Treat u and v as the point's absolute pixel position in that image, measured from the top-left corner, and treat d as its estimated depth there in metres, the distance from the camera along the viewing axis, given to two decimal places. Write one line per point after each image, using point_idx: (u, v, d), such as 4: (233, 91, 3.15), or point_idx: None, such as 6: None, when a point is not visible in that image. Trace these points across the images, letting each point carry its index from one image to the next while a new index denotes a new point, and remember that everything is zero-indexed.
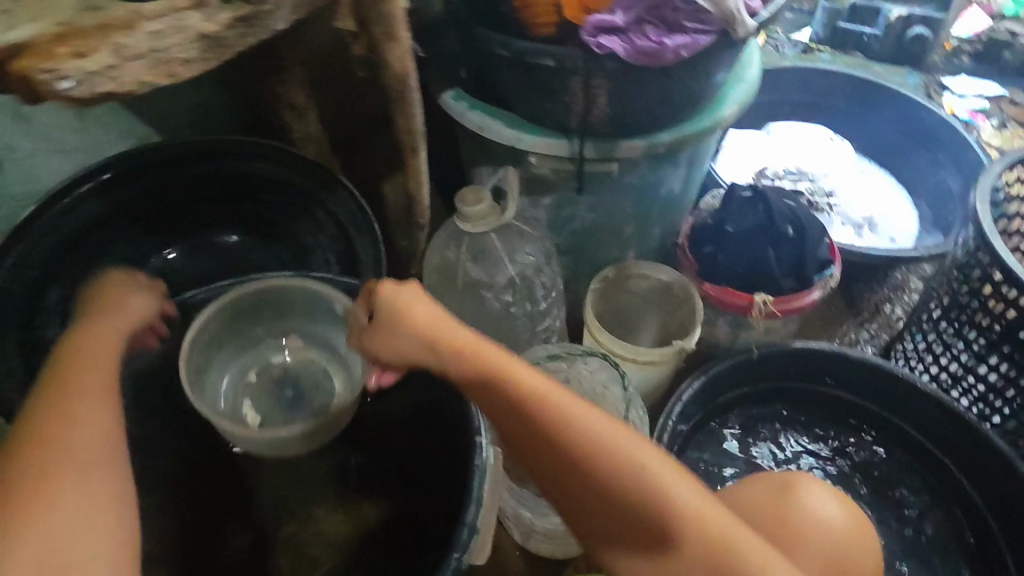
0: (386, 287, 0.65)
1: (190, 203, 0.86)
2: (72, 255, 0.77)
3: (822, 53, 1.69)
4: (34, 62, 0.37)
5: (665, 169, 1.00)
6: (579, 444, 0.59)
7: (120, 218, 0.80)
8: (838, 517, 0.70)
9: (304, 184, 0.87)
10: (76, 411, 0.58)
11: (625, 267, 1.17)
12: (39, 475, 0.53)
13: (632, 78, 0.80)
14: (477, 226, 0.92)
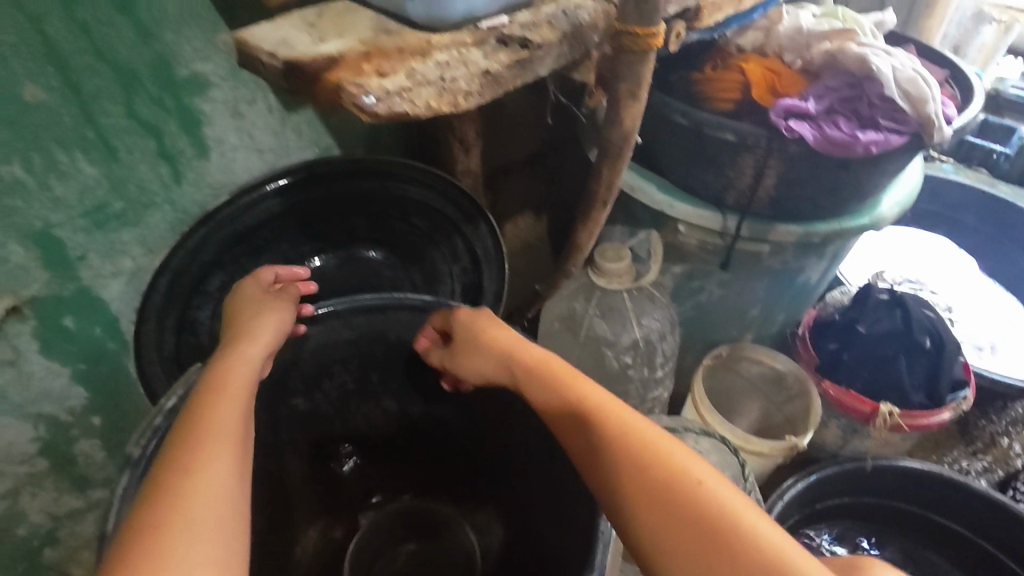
0: (465, 312, 0.70)
1: (350, 219, 0.86)
2: (240, 246, 0.79)
3: (944, 163, 1.60)
4: (346, 76, 0.39)
5: (809, 259, 0.97)
6: (602, 408, 0.56)
7: (287, 223, 0.82)
8: None
9: (452, 215, 0.91)
10: (220, 426, 0.53)
11: (741, 349, 1.13)
12: (160, 525, 0.44)
13: (810, 164, 0.79)
14: (611, 282, 0.91)
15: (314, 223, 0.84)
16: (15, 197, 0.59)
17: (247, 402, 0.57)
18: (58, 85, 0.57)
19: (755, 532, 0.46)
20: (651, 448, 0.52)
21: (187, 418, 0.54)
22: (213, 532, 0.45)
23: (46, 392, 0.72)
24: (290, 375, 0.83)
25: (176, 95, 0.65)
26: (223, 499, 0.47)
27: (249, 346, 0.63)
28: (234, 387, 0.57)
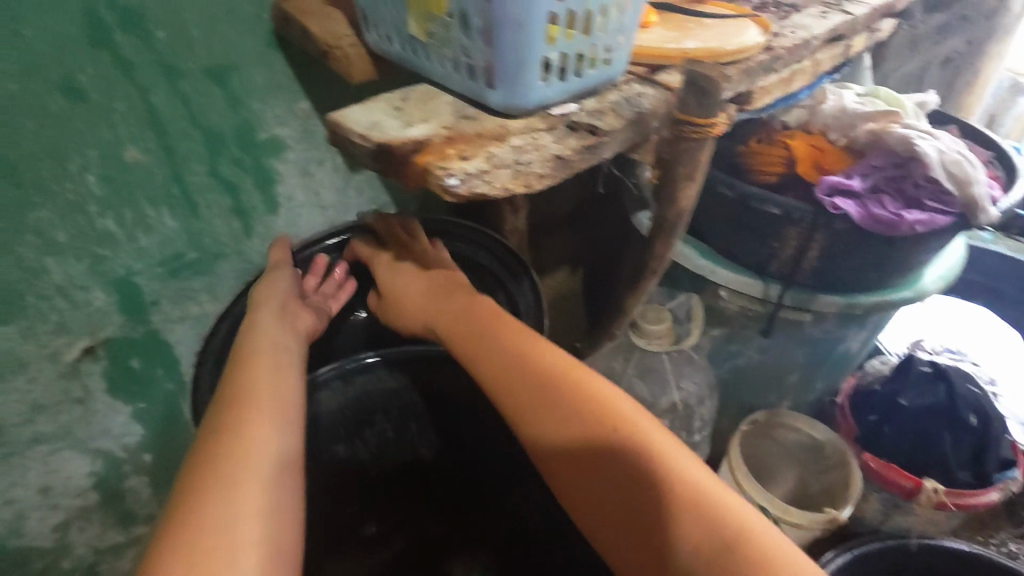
0: (387, 271, 0.77)
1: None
2: None
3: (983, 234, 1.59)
4: (433, 160, 0.42)
5: (851, 328, 0.97)
6: (551, 368, 0.62)
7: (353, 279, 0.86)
8: None
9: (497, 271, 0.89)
10: (255, 399, 0.56)
11: (778, 416, 1.12)
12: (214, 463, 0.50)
13: (854, 239, 0.80)
14: (651, 344, 0.94)
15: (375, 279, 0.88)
16: (105, 247, 0.64)
17: (274, 365, 0.62)
18: (154, 147, 0.62)
19: (680, 470, 0.54)
20: (595, 403, 0.59)
21: (224, 396, 0.57)
22: (262, 486, 0.50)
23: (107, 429, 0.75)
24: (331, 422, 0.83)
25: (255, 156, 0.70)
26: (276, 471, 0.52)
27: (266, 318, 0.67)
28: (259, 357, 0.62)
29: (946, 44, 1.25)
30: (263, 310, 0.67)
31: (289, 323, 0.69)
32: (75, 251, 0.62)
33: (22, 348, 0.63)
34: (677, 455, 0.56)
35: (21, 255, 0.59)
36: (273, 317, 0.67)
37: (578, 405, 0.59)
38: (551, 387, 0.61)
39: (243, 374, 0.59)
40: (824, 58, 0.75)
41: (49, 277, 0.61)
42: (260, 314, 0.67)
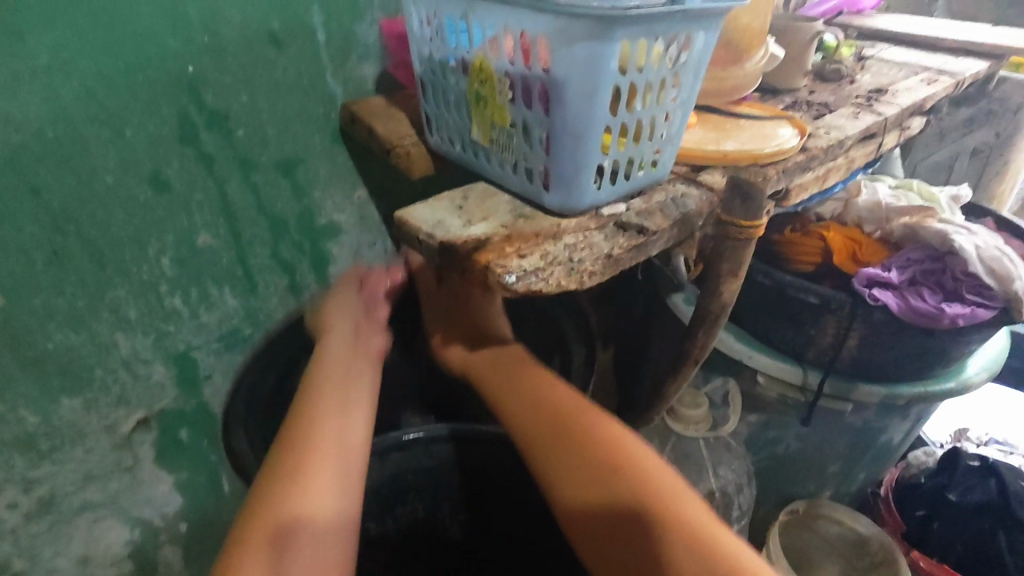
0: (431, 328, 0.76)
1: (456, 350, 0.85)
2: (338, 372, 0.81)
3: None
4: (493, 258, 0.45)
5: (893, 419, 0.95)
6: (568, 413, 0.62)
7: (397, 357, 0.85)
8: None
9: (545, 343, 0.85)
10: (313, 441, 0.56)
11: (817, 505, 1.09)
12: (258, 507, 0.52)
13: (893, 329, 0.80)
14: (688, 428, 0.95)
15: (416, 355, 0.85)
16: (169, 322, 0.67)
17: (340, 391, 0.61)
18: (224, 232, 0.67)
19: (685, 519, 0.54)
20: (608, 445, 0.59)
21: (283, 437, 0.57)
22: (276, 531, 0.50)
23: (150, 499, 0.77)
24: (364, 500, 0.79)
25: (312, 239, 0.74)
26: (321, 529, 0.52)
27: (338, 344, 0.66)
28: (324, 382, 0.62)
29: (972, 136, 1.29)
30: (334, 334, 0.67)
31: (359, 350, 0.67)
32: (143, 326, 0.65)
33: (84, 419, 0.66)
34: (683, 503, 0.55)
35: (96, 330, 0.62)
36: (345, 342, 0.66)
37: (592, 445, 0.59)
38: (567, 429, 0.61)
39: (303, 408, 0.59)
40: (857, 154, 0.78)
41: (117, 351, 0.65)
42: (331, 338, 0.66)
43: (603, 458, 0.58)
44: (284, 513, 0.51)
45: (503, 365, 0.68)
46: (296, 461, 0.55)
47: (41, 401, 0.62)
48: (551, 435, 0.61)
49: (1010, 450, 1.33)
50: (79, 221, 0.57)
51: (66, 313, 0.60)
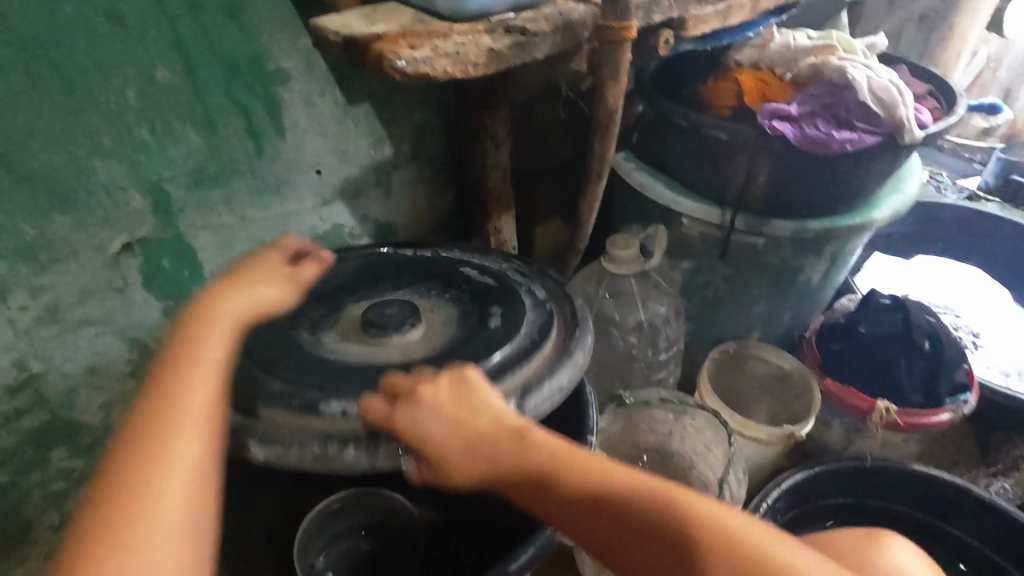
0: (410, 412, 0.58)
1: (376, 271, 0.82)
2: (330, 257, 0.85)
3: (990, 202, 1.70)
4: (386, 48, 0.54)
5: (809, 257, 1.05)
6: (598, 476, 0.56)
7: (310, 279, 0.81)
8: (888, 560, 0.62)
9: (486, 298, 0.76)
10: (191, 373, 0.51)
11: (748, 346, 1.19)
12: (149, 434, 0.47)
13: (795, 162, 0.90)
14: (621, 268, 1.03)
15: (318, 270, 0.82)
16: (141, 153, 0.78)
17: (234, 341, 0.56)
18: (181, 69, 0.76)
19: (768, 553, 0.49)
20: (655, 506, 0.53)
21: (162, 365, 0.52)
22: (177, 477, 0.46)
23: (141, 322, 0.90)
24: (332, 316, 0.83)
25: (265, 83, 0.83)
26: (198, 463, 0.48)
27: (223, 325, 0.56)
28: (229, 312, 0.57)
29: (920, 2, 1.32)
30: (227, 297, 0.58)
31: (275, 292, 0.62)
32: (117, 154, 0.76)
33: (75, 237, 0.78)
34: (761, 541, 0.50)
35: (76, 154, 0.73)
36: (235, 313, 0.58)
37: (639, 514, 0.53)
38: (612, 496, 0.54)
39: (192, 334, 0.54)
40: None
41: (96, 175, 0.76)
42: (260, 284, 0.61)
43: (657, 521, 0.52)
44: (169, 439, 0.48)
45: (508, 450, 0.57)
46: (170, 397, 0.50)
47: (36, 216, 0.74)
48: (598, 514, 0.54)
49: (944, 310, 1.53)
50: (49, 47, 0.66)
51: (47, 134, 0.70)
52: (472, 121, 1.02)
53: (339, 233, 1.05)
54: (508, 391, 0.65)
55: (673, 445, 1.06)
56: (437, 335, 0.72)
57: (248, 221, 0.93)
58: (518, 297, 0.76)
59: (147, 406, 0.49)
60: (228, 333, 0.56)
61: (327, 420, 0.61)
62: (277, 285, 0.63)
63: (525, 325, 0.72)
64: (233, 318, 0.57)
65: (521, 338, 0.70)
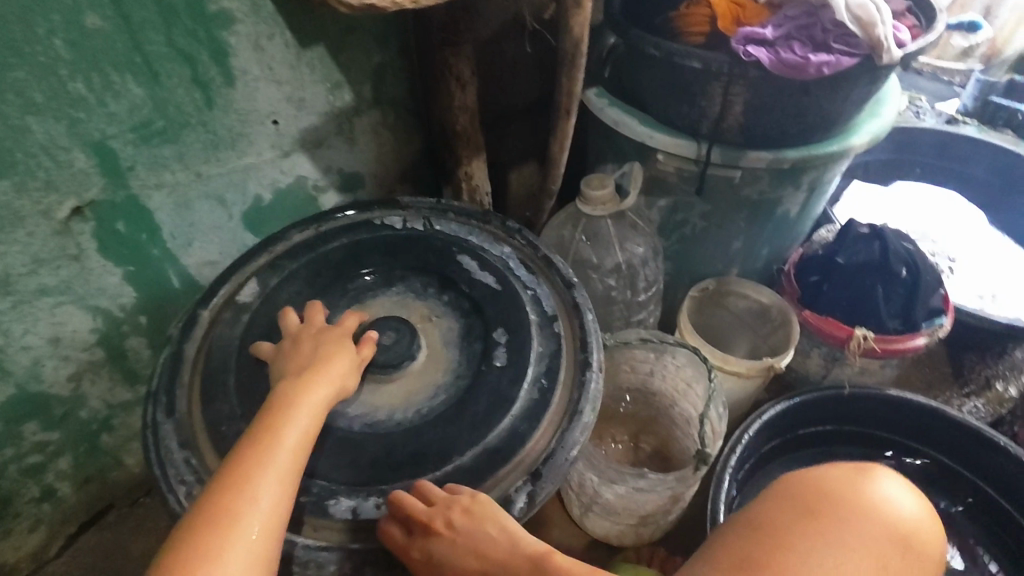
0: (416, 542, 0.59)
1: (363, 258, 0.83)
2: (304, 249, 0.83)
3: (969, 125, 1.67)
4: None
5: (786, 188, 1.03)
6: None
7: (294, 266, 0.80)
8: (903, 517, 0.61)
9: (491, 314, 0.76)
10: (267, 456, 0.57)
11: (727, 282, 1.19)
12: (223, 517, 0.53)
13: (770, 88, 0.87)
14: (597, 209, 1.00)
15: (303, 255, 0.82)
16: (79, 109, 0.73)
17: (314, 427, 0.61)
18: (111, 14, 0.70)
19: None
20: None
21: (246, 444, 0.58)
22: (238, 561, 0.52)
23: (103, 288, 0.87)
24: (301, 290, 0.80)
25: (207, 27, 0.77)
26: (249, 554, 0.53)
27: (308, 414, 0.61)
28: (314, 398, 0.62)
29: None
30: (316, 381, 0.63)
31: (348, 371, 0.66)
32: (53, 112, 0.71)
33: (18, 203, 0.74)
34: None
35: (6, 114, 0.68)
36: (322, 400, 0.62)
37: None
38: None
39: (272, 415, 0.60)
40: None
41: (32, 135, 0.71)
42: (336, 361, 0.65)
43: None
44: (237, 527, 0.53)
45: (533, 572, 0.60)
46: (247, 480, 0.55)
47: None
48: None
49: (921, 237, 1.53)
50: None
51: None
52: (434, 61, 0.96)
53: (303, 186, 1.01)
54: (522, 473, 0.64)
55: (654, 383, 1.09)
56: (442, 358, 0.75)
57: (205, 178, 0.89)
58: (524, 317, 0.74)
59: (229, 477, 0.56)
60: (311, 420, 0.61)
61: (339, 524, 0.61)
62: (355, 369, 0.67)
63: (533, 367, 0.70)
64: (320, 405, 0.62)
65: (530, 389, 0.68)
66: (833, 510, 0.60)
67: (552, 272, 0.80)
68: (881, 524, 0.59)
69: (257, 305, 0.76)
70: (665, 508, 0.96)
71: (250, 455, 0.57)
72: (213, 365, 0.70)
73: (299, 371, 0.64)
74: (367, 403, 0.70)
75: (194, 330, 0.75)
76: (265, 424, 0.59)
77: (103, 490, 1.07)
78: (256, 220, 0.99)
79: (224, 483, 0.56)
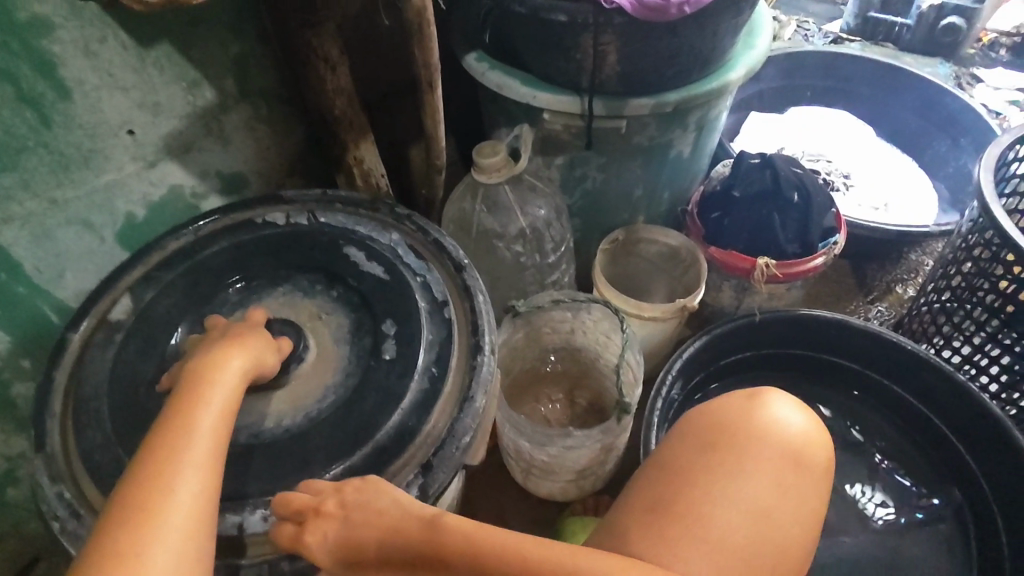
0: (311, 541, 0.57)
1: (245, 262, 0.79)
2: (179, 260, 0.79)
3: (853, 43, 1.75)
4: None
5: (675, 130, 1.04)
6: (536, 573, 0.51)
7: (170, 277, 0.77)
8: (792, 433, 0.64)
9: (380, 308, 0.74)
10: (184, 432, 0.55)
11: (635, 231, 1.19)
12: (145, 501, 0.50)
13: (640, 35, 0.87)
14: (491, 177, 0.98)
15: (180, 264, 0.78)
16: None
17: (233, 404, 0.59)
18: None
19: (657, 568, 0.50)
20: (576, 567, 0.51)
21: (159, 426, 0.55)
22: (168, 540, 0.49)
23: None
24: (181, 310, 0.75)
25: (23, 38, 0.70)
26: (177, 529, 0.49)
27: (224, 385, 0.59)
28: (229, 375, 0.60)
29: None
30: (229, 359, 0.62)
31: (261, 353, 0.65)
32: None
33: None
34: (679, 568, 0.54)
35: None
36: (237, 373, 0.61)
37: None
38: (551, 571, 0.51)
39: (186, 396, 0.58)
40: None
41: None
42: (246, 342, 0.64)
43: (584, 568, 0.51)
44: (162, 506, 0.50)
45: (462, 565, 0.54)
46: (167, 457, 0.53)
47: None
48: None
49: (818, 158, 1.59)
50: None
51: None
52: (295, 46, 0.91)
53: (179, 195, 0.95)
54: (418, 471, 0.63)
55: (577, 340, 1.11)
56: (332, 357, 0.72)
57: (61, 203, 0.82)
58: (413, 305, 0.73)
59: (149, 459, 0.53)
60: (229, 396, 0.59)
61: (227, 550, 0.59)
62: (268, 346, 0.66)
63: (423, 359, 0.69)
64: (234, 377, 0.61)
65: (422, 381, 0.68)
66: (731, 441, 0.63)
67: (442, 255, 0.78)
68: (771, 445, 0.63)
69: (130, 323, 0.73)
70: (599, 458, 0.99)
71: (165, 437, 0.54)
72: (94, 401, 0.67)
73: (211, 351, 0.63)
74: (253, 413, 0.67)
75: (64, 354, 0.70)
76: (180, 401, 0.57)
77: (22, 546, 1.01)
78: (133, 239, 0.92)
79: (139, 467, 0.52)
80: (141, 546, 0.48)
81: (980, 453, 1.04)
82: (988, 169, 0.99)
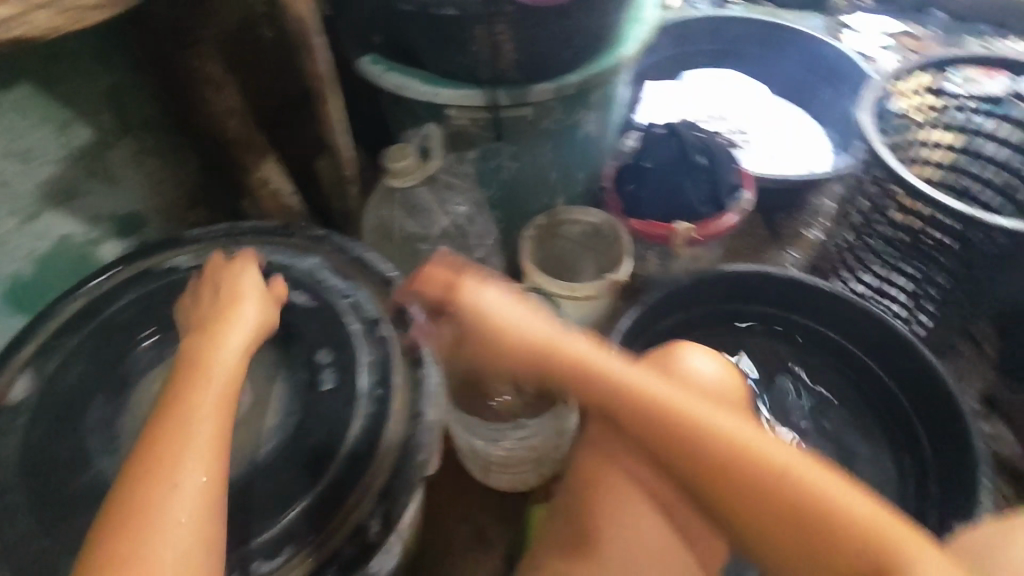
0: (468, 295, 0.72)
1: (156, 312, 0.74)
2: (79, 321, 0.73)
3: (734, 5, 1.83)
4: None
5: (581, 111, 1.06)
6: (680, 434, 0.62)
7: (72, 342, 0.71)
8: (705, 378, 0.71)
9: (309, 337, 0.72)
10: (189, 409, 0.58)
11: (556, 214, 1.20)
12: (154, 475, 0.54)
13: (532, 20, 0.87)
14: (404, 181, 0.97)
15: (82, 325, 0.72)
16: None
17: (237, 377, 0.62)
18: None
19: (717, 429, 0.61)
20: (698, 453, 0.61)
21: (162, 402, 0.59)
22: (180, 513, 0.53)
23: None
24: (90, 371, 0.69)
25: None
26: (190, 502, 0.53)
27: (224, 363, 0.62)
28: (226, 353, 0.63)
29: None
30: (226, 336, 0.64)
31: (257, 321, 0.67)
32: None
33: None
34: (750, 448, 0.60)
35: None
36: (238, 349, 0.64)
37: (732, 470, 0.60)
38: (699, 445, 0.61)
39: (189, 372, 0.61)
40: None
41: None
42: (241, 313, 0.67)
43: (711, 455, 0.61)
44: (175, 481, 0.54)
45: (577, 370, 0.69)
46: (175, 431, 0.56)
47: None
48: (713, 465, 0.61)
49: (718, 119, 1.66)
50: None
51: None
52: (175, 72, 0.86)
53: (70, 244, 0.88)
54: (376, 493, 0.62)
55: None
56: (268, 398, 0.69)
57: None
58: (345, 330, 0.71)
59: (156, 432, 0.56)
60: (232, 373, 0.62)
61: None
62: (266, 319, 0.69)
63: (365, 380, 0.68)
64: (236, 355, 0.63)
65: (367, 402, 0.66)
66: None
67: (368, 274, 0.77)
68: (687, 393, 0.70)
69: (34, 393, 0.67)
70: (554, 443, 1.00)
71: (173, 411, 0.57)
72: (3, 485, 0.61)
73: (207, 328, 0.65)
74: None
75: None
76: (183, 377, 0.60)
77: None
78: (24, 299, 0.85)
79: (151, 441, 0.56)
80: (157, 520, 0.52)
81: (896, 374, 1.13)
82: (870, 112, 1.06)
